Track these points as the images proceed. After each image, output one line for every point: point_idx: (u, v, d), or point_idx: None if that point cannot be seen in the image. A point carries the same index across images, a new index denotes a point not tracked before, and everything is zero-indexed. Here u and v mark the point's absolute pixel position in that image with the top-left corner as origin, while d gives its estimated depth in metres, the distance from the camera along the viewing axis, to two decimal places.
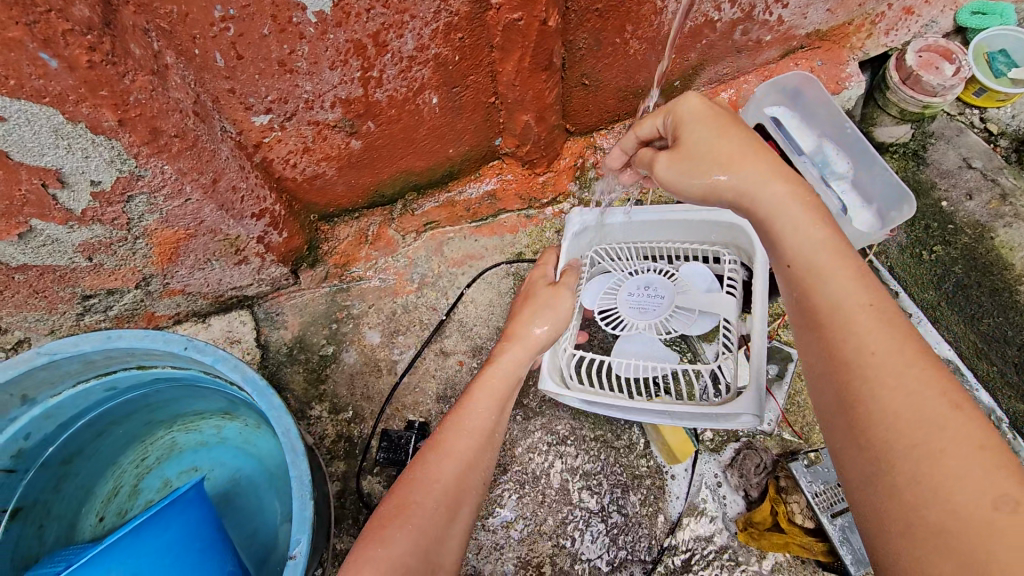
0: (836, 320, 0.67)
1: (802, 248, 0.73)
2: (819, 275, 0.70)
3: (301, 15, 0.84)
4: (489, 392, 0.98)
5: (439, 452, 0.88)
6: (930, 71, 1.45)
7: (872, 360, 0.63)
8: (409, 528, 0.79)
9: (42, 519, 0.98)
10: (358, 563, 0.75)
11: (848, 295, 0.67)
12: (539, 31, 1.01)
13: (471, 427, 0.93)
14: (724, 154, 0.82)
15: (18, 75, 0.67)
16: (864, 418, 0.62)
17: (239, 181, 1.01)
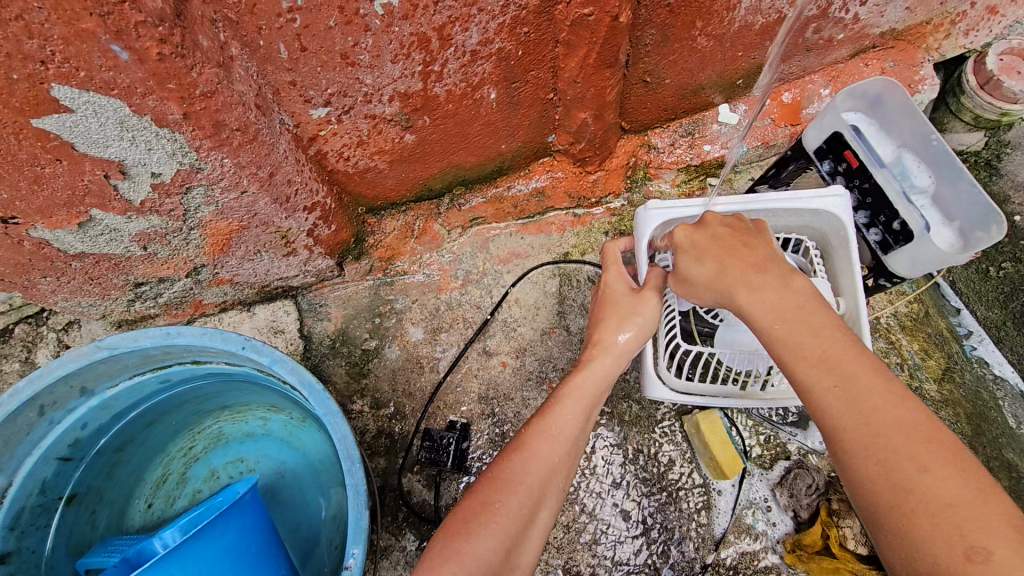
0: (810, 404, 0.71)
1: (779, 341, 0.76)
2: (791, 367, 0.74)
3: (368, 7, 0.80)
4: (577, 400, 0.92)
5: (521, 453, 0.87)
6: (1012, 76, 1.36)
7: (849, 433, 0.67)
8: (496, 529, 0.80)
9: (95, 504, 1.01)
10: (445, 555, 0.77)
11: (818, 381, 0.70)
12: (609, 27, 0.96)
13: (557, 433, 0.89)
14: (716, 278, 0.84)
15: (89, 67, 0.65)
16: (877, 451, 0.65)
17: (295, 174, 1.00)
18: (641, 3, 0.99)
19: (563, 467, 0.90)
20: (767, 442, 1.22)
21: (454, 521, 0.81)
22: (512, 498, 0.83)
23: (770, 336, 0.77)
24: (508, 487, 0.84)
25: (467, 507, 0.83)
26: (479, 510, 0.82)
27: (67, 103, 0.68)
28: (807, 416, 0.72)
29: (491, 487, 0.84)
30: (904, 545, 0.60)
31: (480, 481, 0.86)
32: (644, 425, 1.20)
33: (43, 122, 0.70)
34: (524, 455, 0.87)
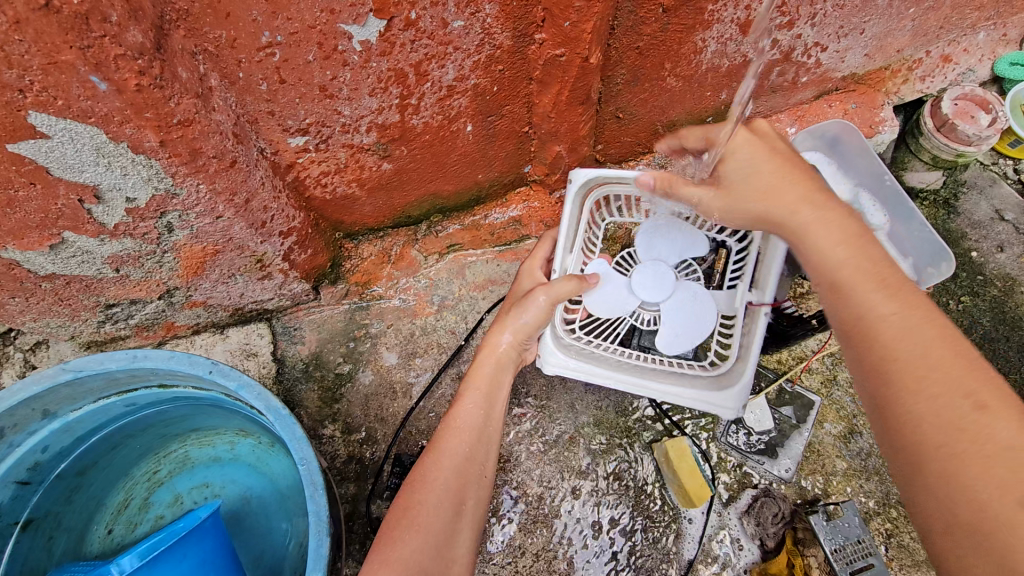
0: (856, 332, 0.70)
1: (825, 264, 0.75)
2: (840, 288, 0.72)
3: (347, 43, 0.84)
4: (479, 387, 0.98)
5: (439, 457, 0.89)
6: (965, 120, 1.43)
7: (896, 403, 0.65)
8: (424, 528, 0.81)
9: (52, 529, 0.99)
10: (380, 562, 0.78)
11: (876, 305, 0.69)
12: (580, 67, 1.01)
13: (460, 427, 0.93)
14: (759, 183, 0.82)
15: (66, 96, 0.67)
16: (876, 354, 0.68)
17: (271, 200, 1.01)
18: (612, 45, 1.04)
19: (481, 457, 0.91)
20: (735, 470, 1.23)
21: (387, 526, 0.83)
22: (437, 504, 0.84)
23: (811, 256, 0.77)
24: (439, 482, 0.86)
25: (394, 512, 0.84)
26: (402, 515, 0.83)
27: (43, 129, 0.70)
28: (854, 350, 0.71)
29: (413, 486, 0.86)
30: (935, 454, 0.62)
31: (403, 486, 0.88)
32: (614, 453, 1.21)
33: (17, 146, 0.71)
34: (426, 461, 0.89)
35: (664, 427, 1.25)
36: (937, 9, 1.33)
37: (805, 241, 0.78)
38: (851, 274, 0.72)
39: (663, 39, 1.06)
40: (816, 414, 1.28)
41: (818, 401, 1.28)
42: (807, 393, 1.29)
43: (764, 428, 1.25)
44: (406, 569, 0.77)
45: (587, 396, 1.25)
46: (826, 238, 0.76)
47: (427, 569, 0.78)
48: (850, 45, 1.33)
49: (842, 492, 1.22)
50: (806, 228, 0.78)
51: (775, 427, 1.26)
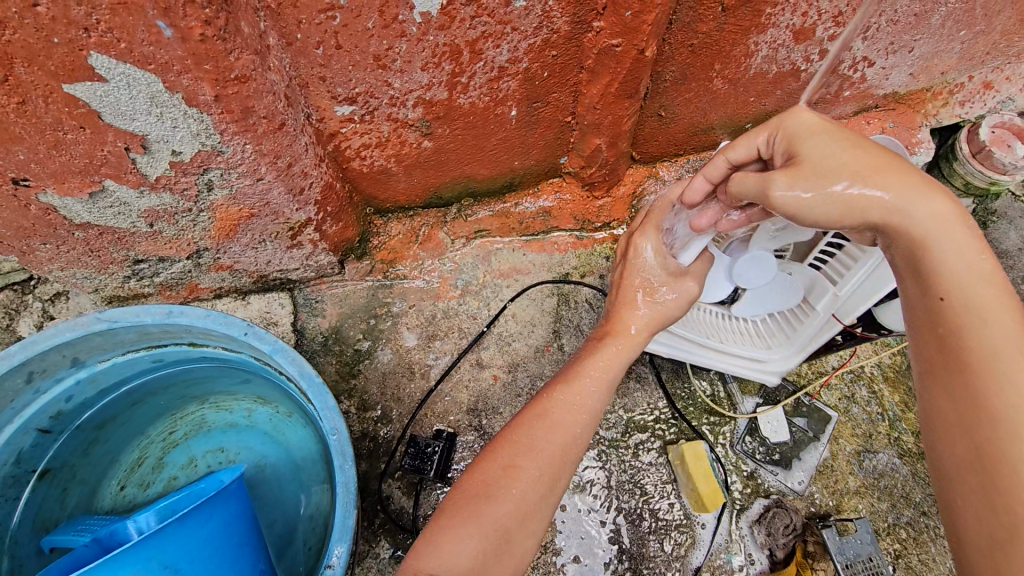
0: (981, 368, 0.65)
1: (960, 282, 0.68)
2: (978, 314, 0.66)
3: (408, 14, 0.82)
4: (598, 366, 0.92)
5: (524, 430, 0.84)
6: (1002, 148, 1.42)
7: (1006, 453, 0.61)
8: (511, 499, 0.79)
9: (67, 481, 0.99)
10: (467, 520, 0.76)
11: (1009, 338, 0.64)
12: (634, 59, 1.00)
13: (576, 404, 0.87)
14: (858, 169, 0.76)
15: (130, 40, 0.66)
16: (994, 398, 0.63)
17: (312, 168, 1.00)
18: (667, 40, 1.03)
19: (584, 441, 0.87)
20: (749, 479, 1.23)
21: (475, 487, 0.80)
22: (524, 475, 0.80)
23: (946, 267, 0.69)
24: (530, 450, 0.82)
25: (489, 468, 0.82)
26: (501, 475, 0.81)
27: (102, 72, 0.68)
28: (960, 378, 0.67)
29: (497, 455, 0.83)
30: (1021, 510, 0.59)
31: (496, 446, 0.85)
32: (630, 452, 1.21)
33: (73, 87, 0.69)
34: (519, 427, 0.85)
35: (681, 430, 1.24)
36: (987, 34, 1.32)
37: (936, 246, 0.70)
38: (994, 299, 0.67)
39: (718, 39, 1.05)
40: (833, 430, 1.28)
41: (836, 417, 1.28)
42: (825, 408, 1.29)
43: (779, 439, 1.25)
44: (488, 528, 0.76)
45: None
46: (963, 248, 0.70)
47: (503, 533, 0.77)
48: (898, 62, 1.32)
49: (853, 509, 1.22)
50: (940, 231, 0.71)
51: (791, 438, 1.26)
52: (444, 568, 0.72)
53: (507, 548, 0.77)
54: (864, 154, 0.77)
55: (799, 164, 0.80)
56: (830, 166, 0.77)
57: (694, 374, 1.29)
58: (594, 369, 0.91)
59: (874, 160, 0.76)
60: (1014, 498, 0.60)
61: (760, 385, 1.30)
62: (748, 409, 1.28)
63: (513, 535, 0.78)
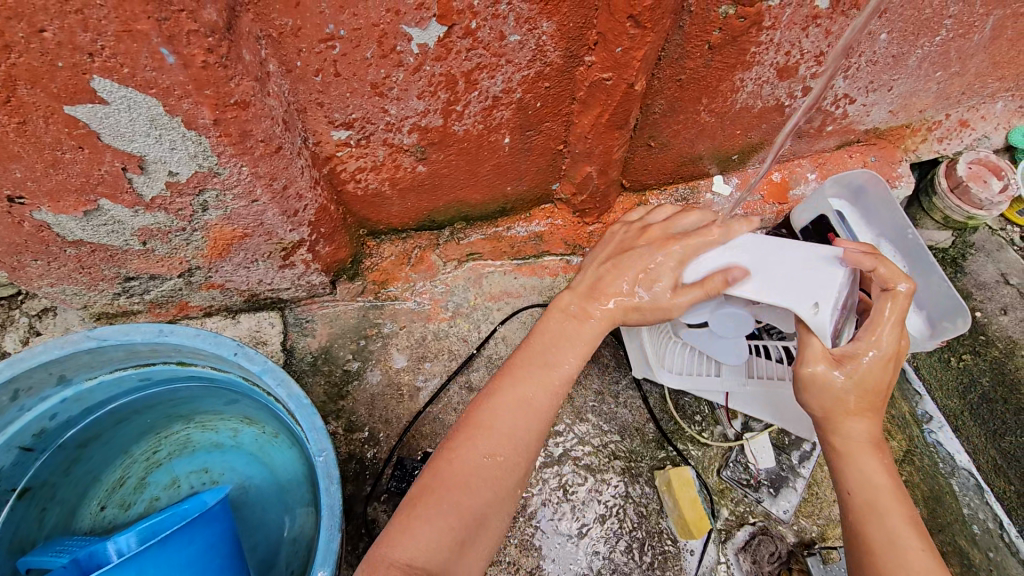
0: (842, 452, 0.88)
1: (868, 484, 0.84)
2: (842, 413, 0.88)
3: (405, 45, 0.85)
4: (567, 345, 0.94)
5: (496, 414, 0.87)
6: (978, 183, 1.47)
7: (858, 510, 0.83)
8: (485, 478, 0.84)
9: (46, 501, 0.97)
10: (450, 489, 0.82)
11: (860, 433, 0.87)
12: (624, 93, 1.03)
13: (544, 380, 0.91)
14: (866, 378, 0.87)
15: (134, 65, 0.68)
16: (854, 472, 0.86)
17: (307, 190, 1.01)
18: (656, 75, 1.06)
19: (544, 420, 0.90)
20: (734, 505, 1.23)
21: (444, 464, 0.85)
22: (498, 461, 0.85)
23: (861, 462, 0.86)
24: (503, 441, 0.86)
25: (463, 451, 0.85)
26: (484, 463, 0.84)
27: (104, 95, 0.70)
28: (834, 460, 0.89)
29: (472, 440, 0.85)
30: (867, 546, 0.80)
31: (473, 431, 0.86)
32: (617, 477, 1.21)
33: (74, 109, 0.71)
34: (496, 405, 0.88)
35: (667, 455, 1.25)
36: (962, 75, 1.37)
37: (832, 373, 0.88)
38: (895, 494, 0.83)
39: (705, 75, 1.09)
40: (818, 456, 1.28)
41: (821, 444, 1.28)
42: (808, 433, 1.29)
43: (766, 466, 1.26)
44: (462, 515, 0.81)
45: (595, 416, 1.25)
46: (867, 453, 0.87)
47: (476, 515, 0.82)
48: (878, 100, 1.37)
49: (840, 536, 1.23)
50: (845, 363, 0.88)
51: (778, 465, 1.26)
52: (420, 560, 0.76)
53: (482, 530, 0.83)
54: (881, 382, 0.87)
55: (847, 361, 0.88)
56: (859, 376, 0.87)
57: (678, 398, 1.30)
58: (568, 355, 0.94)
59: (877, 365, 0.87)
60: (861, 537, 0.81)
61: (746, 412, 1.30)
62: (734, 434, 1.28)
63: (487, 519, 0.84)
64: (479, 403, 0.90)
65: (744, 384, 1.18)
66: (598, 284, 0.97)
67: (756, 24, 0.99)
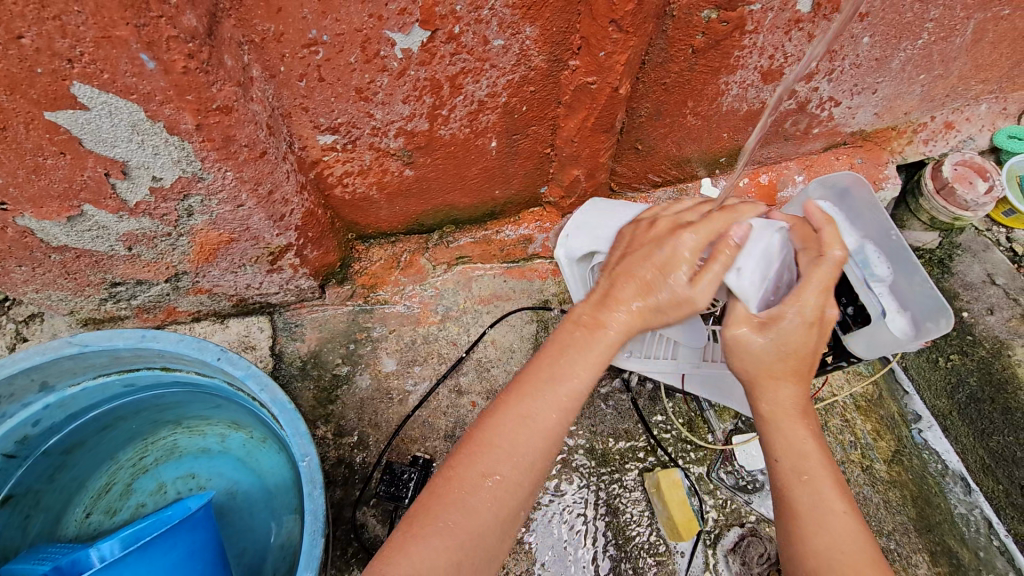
0: (772, 420, 0.87)
1: (795, 451, 0.83)
2: (773, 382, 0.87)
3: (389, 50, 0.85)
4: (581, 359, 0.83)
5: (501, 432, 0.78)
6: (964, 185, 1.48)
7: (784, 477, 0.83)
8: (486, 494, 0.75)
9: (30, 508, 0.97)
10: (446, 486, 0.76)
11: (788, 400, 0.87)
12: (609, 96, 1.04)
13: (554, 397, 0.80)
14: (792, 341, 0.86)
15: (114, 71, 0.68)
16: (782, 441, 0.85)
17: (293, 195, 1.02)
18: (640, 78, 1.07)
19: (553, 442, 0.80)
20: (724, 508, 1.23)
21: (443, 484, 0.76)
22: (502, 480, 0.76)
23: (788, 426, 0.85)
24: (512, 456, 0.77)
25: (462, 471, 0.76)
26: (476, 477, 0.75)
27: (84, 101, 0.70)
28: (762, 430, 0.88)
29: (471, 454, 0.77)
30: (794, 514, 0.80)
31: (472, 444, 0.79)
32: (606, 479, 1.21)
33: (55, 115, 0.71)
34: (514, 414, 0.79)
35: (657, 457, 1.25)
36: (945, 77, 1.38)
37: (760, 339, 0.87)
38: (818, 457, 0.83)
39: (690, 78, 1.10)
40: None
41: None
42: None
43: (755, 468, 1.27)
44: (463, 523, 0.73)
45: (584, 419, 1.25)
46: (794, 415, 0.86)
47: (481, 532, 0.74)
48: (863, 103, 1.38)
49: None
50: (774, 330, 0.87)
51: (766, 467, 1.27)
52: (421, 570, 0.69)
53: (484, 543, 0.75)
54: (808, 344, 0.87)
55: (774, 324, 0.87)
56: (787, 340, 0.86)
57: (670, 400, 1.31)
58: (583, 367, 0.83)
59: (801, 329, 0.87)
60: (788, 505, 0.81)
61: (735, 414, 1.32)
62: (721, 437, 1.29)
63: (491, 534, 0.75)
64: (481, 417, 0.81)
65: (699, 368, 1.17)
66: (611, 292, 0.89)
67: (738, 28, 1.00)
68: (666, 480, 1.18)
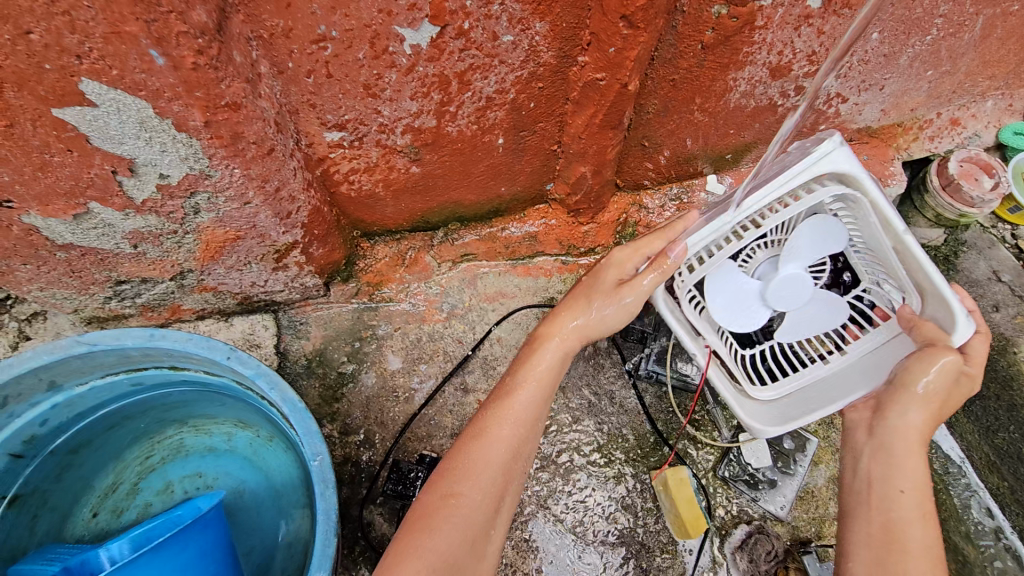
0: (901, 444, 0.91)
1: (918, 484, 0.88)
2: (920, 410, 0.91)
3: (398, 46, 0.85)
4: (532, 377, 0.96)
5: (474, 450, 0.90)
6: (969, 181, 1.48)
7: (901, 499, 0.87)
8: (456, 521, 0.84)
9: (37, 508, 0.96)
10: (420, 523, 0.84)
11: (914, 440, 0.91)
12: (617, 93, 1.03)
13: (514, 416, 0.93)
14: (957, 395, 0.93)
15: (122, 67, 0.67)
16: (901, 467, 0.89)
17: (300, 192, 1.01)
18: (649, 75, 1.06)
19: (517, 447, 0.92)
20: (731, 505, 1.23)
21: (416, 515, 0.86)
22: (467, 502, 0.86)
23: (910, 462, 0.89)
24: (472, 484, 0.88)
25: (430, 499, 0.87)
26: (442, 503, 0.86)
27: (92, 97, 0.69)
28: (887, 450, 0.92)
29: (444, 476, 0.88)
30: (899, 533, 0.84)
31: (438, 473, 0.90)
32: (613, 476, 1.21)
33: (62, 112, 0.70)
34: (478, 449, 0.90)
35: (663, 454, 1.25)
36: (952, 73, 1.38)
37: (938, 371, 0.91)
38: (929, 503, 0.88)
39: (698, 74, 1.09)
40: (813, 453, 1.28)
41: (816, 440, 1.28)
42: (804, 431, 1.29)
43: (762, 465, 1.25)
44: (434, 560, 0.81)
45: (591, 417, 1.25)
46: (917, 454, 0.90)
47: (452, 560, 0.82)
48: (870, 99, 1.38)
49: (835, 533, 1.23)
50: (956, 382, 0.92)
51: (774, 464, 1.25)
52: None
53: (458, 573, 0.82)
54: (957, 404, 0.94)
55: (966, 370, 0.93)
56: (960, 389, 0.93)
57: (676, 397, 1.30)
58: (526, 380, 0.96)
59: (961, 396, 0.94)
60: (896, 524, 0.85)
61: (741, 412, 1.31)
62: (727, 434, 1.28)
63: (465, 562, 0.83)
64: (455, 447, 0.93)
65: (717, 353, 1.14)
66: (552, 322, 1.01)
67: (748, 24, 0.99)
68: (673, 478, 1.16)
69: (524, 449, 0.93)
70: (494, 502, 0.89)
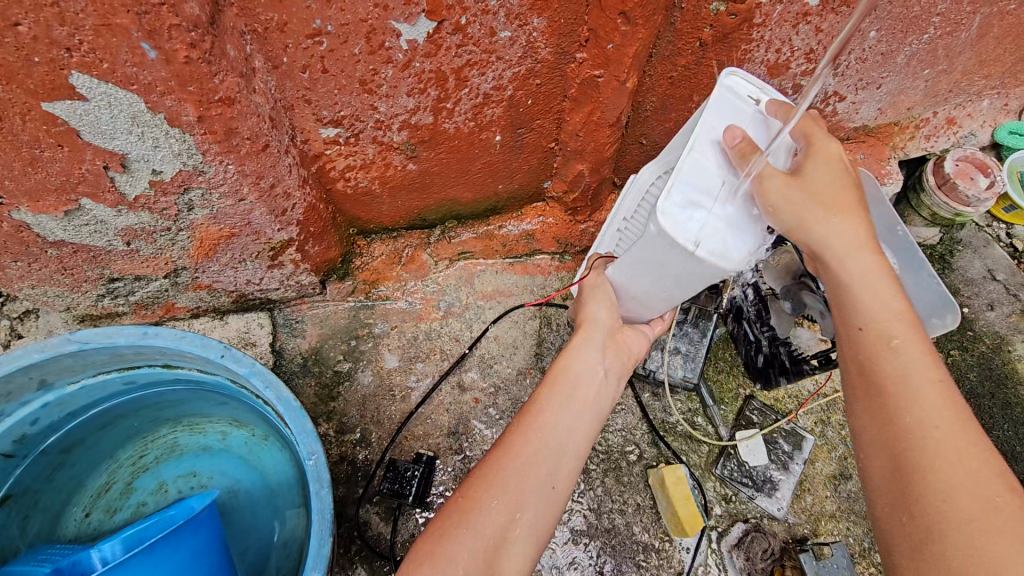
0: (848, 298, 0.82)
1: (880, 329, 0.79)
2: (841, 252, 0.82)
3: (394, 41, 0.84)
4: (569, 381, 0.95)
5: (499, 465, 0.84)
6: (965, 180, 1.48)
7: (876, 362, 0.78)
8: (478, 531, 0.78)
9: (28, 508, 0.95)
10: (440, 534, 0.78)
11: (866, 281, 0.81)
12: (615, 90, 1.03)
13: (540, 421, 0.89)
14: (828, 200, 0.83)
15: (114, 61, 0.66)
16: (863, 323, 0.80)
17: (295, 189, 1.00)
18: (647, 72, 1.06)
19: (554, 460, 0.87)
20: (728, 502, 1.23)
21: (441, 517, 0.81)
22: (495, 511, 0.80)
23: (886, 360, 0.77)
24: (499, 492, 0.82)
25: (452, 504, 0.82)
26: (461, 508, 0.81)
27: (83, 91, 0.68)
28: (843, 312, 0.83)
29: (476, 483, 0.82)
30: (894, 405, 0.75)
31: (472, 471, 0.86)
32: (609, 474, 1.21)
33: (52, 106, 0.69)
34: (502, 462, 0.84)
35: (660, 452, 1.25)
36: (949, 72, 1.38)
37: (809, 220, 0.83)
38: (939, 387, 0.74)
39: (696, 72, 1.09)
40: (810, 452, 1.29)
41: (813, 438, 1.29)
42: (801, 430, 1.30)
43: (758, 463, 1.25)
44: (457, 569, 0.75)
45: None
46: (876, 290, 0.80)
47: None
48: (867, 98, 1.38)
49: (831, 530, 1.23)
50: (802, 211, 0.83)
51: (771, 462, 1.26)
52: None
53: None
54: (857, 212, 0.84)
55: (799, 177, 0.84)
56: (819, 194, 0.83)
57: (673, 396, 1.30)
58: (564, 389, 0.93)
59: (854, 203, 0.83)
60: (884, 396, 0.76)
61: (738, 410, 1.31)
62: (724, 433, 1.28)
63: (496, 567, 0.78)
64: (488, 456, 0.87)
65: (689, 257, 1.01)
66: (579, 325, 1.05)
67: (747, 21, 0.99)
68: (669, 478, 1.16)
69: (549, 461, 0.86)
70: (513, 508, 0.82)
